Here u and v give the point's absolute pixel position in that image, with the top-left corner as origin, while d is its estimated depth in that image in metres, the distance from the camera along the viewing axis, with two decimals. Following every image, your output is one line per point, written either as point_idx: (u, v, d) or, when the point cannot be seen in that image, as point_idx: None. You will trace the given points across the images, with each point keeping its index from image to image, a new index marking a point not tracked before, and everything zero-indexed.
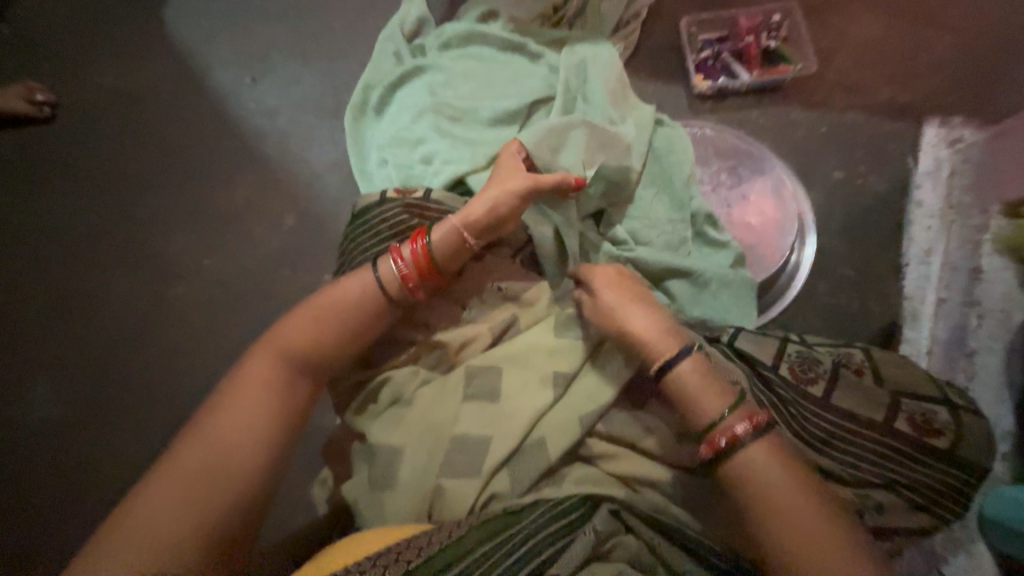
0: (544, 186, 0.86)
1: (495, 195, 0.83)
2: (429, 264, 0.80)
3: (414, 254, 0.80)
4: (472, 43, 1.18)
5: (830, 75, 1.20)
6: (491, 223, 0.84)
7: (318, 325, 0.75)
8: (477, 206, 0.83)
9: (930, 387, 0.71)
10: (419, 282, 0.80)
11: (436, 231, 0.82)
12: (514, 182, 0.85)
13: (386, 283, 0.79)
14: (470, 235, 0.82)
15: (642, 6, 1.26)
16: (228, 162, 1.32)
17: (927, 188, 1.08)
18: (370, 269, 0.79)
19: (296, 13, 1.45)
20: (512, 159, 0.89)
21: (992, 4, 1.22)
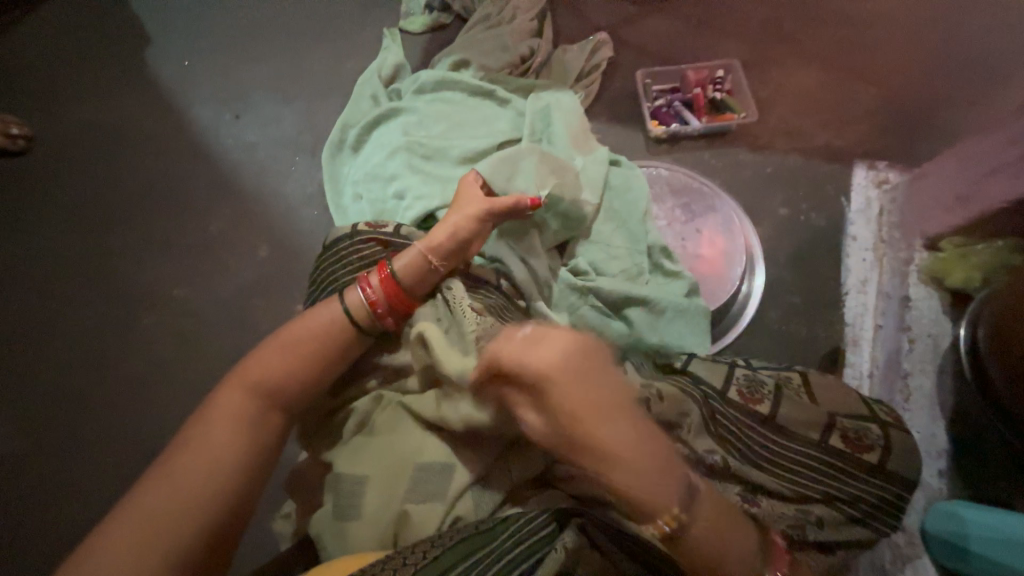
0: (500, 208, 0.94)
1: (456, 220, 0.91)
2: (397, 290, 0.85)
3: (382, 282, 0.85)
4: (444, 88, 1.27)
5: (772, 121, 1.31)
6: (455, 246, 0.90)
7: (291, 356, 0.77)
8: (439, 231, 0.89)
9: (860, 406, 0.77)
10: (388, 308, 0.84)
11: (400, 261, 0.87)
12: (473, 207, 0.93)
13: (356, 313, 0.82)
14: (434, 258, 0.88)
15: (601, 60, 1.40)
16: (203, 194, 1.34)
17: (860, 224, 1.18)
18: (339, 297, 0.83)
19: (280, 57, 1.53)
20: (469, 187, 0.98)
21: (913, 58, 1.35)
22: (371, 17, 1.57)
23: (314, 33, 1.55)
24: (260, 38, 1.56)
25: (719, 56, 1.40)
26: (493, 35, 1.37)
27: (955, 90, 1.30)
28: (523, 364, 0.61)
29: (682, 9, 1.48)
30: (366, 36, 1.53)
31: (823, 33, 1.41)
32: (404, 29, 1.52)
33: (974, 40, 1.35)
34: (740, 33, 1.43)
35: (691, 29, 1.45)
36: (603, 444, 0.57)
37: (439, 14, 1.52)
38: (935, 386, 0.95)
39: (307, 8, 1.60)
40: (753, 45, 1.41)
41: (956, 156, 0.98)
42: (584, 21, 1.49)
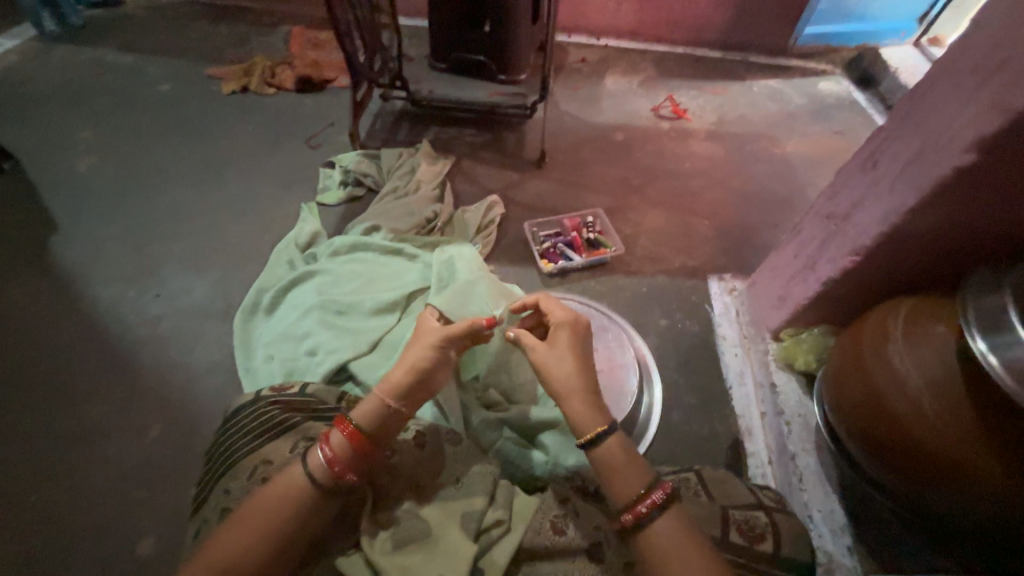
0: (455, 336, 0.92)
1: (414, 357, 0.89)
2: (358, 441, 0.81)
3: (343, 436, 0.81)
4: (357, 250, 1.42)
5: (638, 251, 1.60)
6: (414, 384, 0.87)
7: (237, 542, 0.71)
8: (397, 370, 0.87)
9: (749, 496, 0.84)
10: (348, 464, 0.79)
11: (360, 408, 0.85)
12: (427, 340, 0.91)
13: (315, 475, 0.77)
14: (395, 402, 0.85)
15: (495, 215, 1.66)
16: (93, 375, 1.26)
17: (726, 324, 1.40)
18: (300, 461, 0.79)
19: (198, 234, 1.62)
20: (425, 318, 0.98)
21: (727, 198, 1.79)
22: (290, 194, 1.77)
23: (234, 211, 1.70)
24: (179, 218, 1.67)
25: (588, 206, 1.75)
26: (400, 203, 1.60)
27: (761, 218, 1.72)
28: (554, 307, 0.97)
29: (554, 173, 1.86)
30: (285, 210, 1.71)
31: (662, 183, 1.83)
32: (320, 202, 1.72)
33: (762, 184, 1.85)
34: (601, 187, 1.81)
35: (563, 187, 1.81)
36: (551, 362, 0.88)
37: (353, 188, 1.75)
38: (818, 462, 1.06)
39: (229, 191, 1.77)
40: (612, 195, 1.78)
41: (769, 268, 1.27)
42: (478, 186, 1.81)
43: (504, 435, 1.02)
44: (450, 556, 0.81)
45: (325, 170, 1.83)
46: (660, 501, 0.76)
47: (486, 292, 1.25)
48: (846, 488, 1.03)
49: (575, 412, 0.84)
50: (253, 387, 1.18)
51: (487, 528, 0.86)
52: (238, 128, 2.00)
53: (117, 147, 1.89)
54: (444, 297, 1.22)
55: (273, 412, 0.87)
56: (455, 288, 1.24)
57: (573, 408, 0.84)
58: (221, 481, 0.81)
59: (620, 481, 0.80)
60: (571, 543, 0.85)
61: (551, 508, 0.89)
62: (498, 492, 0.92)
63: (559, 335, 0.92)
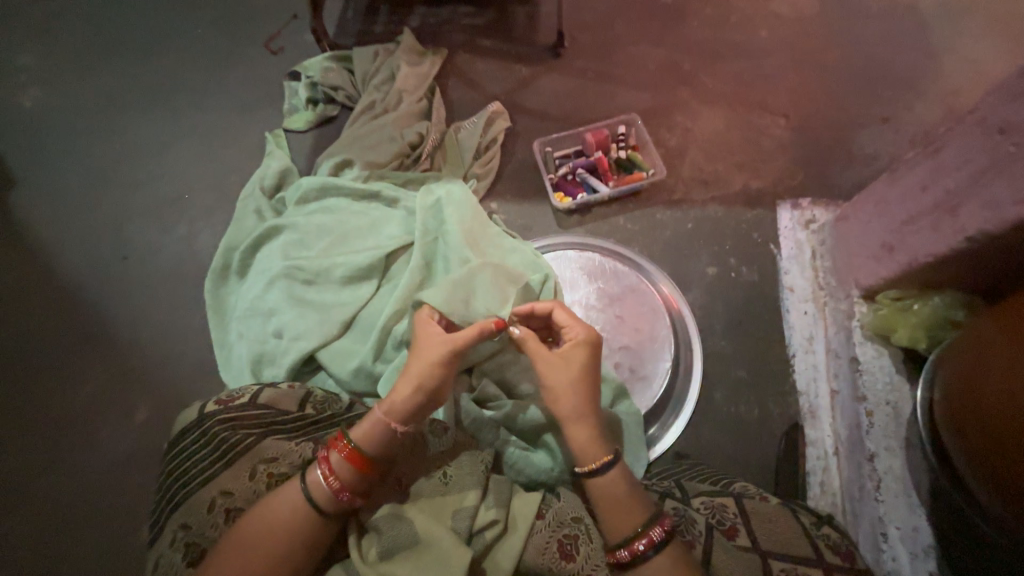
0: (466, 342, 0.76)
1: (417, 374, 0.73)
2: (365, 465, 0.68)
3: (345, 458, 0.68)
4: (328, 195, 1.15)
5: (685, 171, 1.22)
6: (420, 404, 0.72)
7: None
8: (402, 386, 0.72)
9: (805, 545, 0.67)
10: (358, 489, 0.67)
11: (360, 427, 0.71)
12: (431, 350, 0.75)
13: (314, 497, 0.65)
14: (398, 423, 0.71)
15: (498, 131, 1.30)
16: (71, 352, 1.17)
17: (795, 271, 1.07)
18: (299, 477, 0.66)
19: (158, 177, 1.40)
20: (425, 323, 0.81)
21: (817, 83, 1.29)
22: (252, 119, 1.46)
23: (194, 145, 1.44)
24: (135, 159, 1.43)
25: (620, 109, 1.32)
26: (377, 125, 1.27)
27: (864, 112, 1.24)
28: (571, 320, 0.80)
29: (575, 63, 1.40)
30: (249, 142, 1.43)
31: (725, 65, 1.34)
32: (288, 128, 1.41)
33: (874, 56, 1.31)
34: (638, 79, 1.35)
35: (588, 83, 1.37)
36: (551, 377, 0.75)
37: (324, 107, 1.42)
38: (905, 465, 0.84)
39: (183, 119, 1.48)
40: (653, 91, 1.33)
41: (874, 200, 0.89)
42: (477, 90, 1.40)
43: (501, 435, 0.84)
44: (440, 565, 0.63)
45: (289, 83, 1.48)
46: (658, 541, 0.64)
47: (491, 281, 0.93)
48: (936, 497, 0.83)
49: (581, 441, 0.72)
50: (226, 369, 1.05)
51: (482, 529, 0.68)
52: (184, 32, 1.62)
53: (54, 69, 1.59)
54: (441, 293, 0.89)
55: (223, 432, 0.71)
56: (453, 279, 0.91)
57: (576, 434, 0.72)
58: (176, 515, 0.67)
59: (615, 514, 0.68)
60: (583, 570, 0.66)
61: (563, 521, 0.69)
62: (492, 485, 0.72)
63: (572, 353, 0.77)
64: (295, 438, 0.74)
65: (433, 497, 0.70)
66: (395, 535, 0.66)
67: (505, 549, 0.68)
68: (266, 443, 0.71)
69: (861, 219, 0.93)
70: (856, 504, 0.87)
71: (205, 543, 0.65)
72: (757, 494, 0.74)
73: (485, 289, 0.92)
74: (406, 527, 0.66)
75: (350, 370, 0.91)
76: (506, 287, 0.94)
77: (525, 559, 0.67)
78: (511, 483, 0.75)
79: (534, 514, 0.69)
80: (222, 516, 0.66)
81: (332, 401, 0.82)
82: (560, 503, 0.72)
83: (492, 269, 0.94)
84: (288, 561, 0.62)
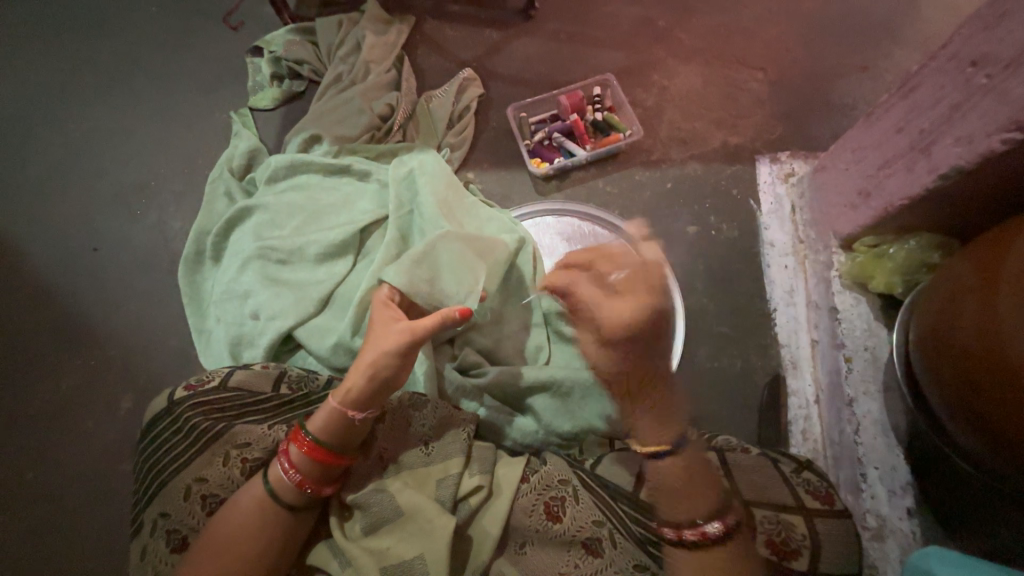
0: (427, 331, 0.71)
1: (368, 361, 0.68)
2: (324, 457, 0.66)
3: (303, 453, 0.66)
4: (297, 172, 1.11)
5: (663, 130, 1.20)
6: (375, 389, 0.68)
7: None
8: (356, 373, 0.68)
9: (786, 494, 0.67)
10: (322, 479, 0.67)
11: (317, 420, 0.68)
12: (387, 337, 0.70)
13: (280, 494, 0.65)
14: (352, 410, 0.67)
15: (470, 99, 1.26)
16: (48, 346, 1.15)
17: (775, 226, 1.07)
18: (262, 474, 0.66)
19: (122, 164, 1.35)
20: (383, 308, 0.76)
21: (795, 33, 1.26)
22: (216, 99, 1.41)
23: (157, 130, 1.38)
24: (96, 147, 1.37)
25: (595, 70, 1.29)
26: (345, 97, 1.23)
27: (843, 60, 1.22)
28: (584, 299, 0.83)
29: (547, 24, 1.35)
30: (214, 123, 1.37)
31: (700, 19, 1.30)
32: (254, 106, 1.36)
33: (852, 2, 1.28)
34: (613, 38, 1.31)
35: (561, 45, 1.33)
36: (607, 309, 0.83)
37: (290, 83, 1.37)
38: (883, 409, 0.85)
39: (145, 102, 1.42)
40: (628, 49, 1.29)
41: (850, 148, 0.88)
42: (448, 57, 1.35)
43: (484, 404, 0.84)
44: (425, 536, 0.64)
45: (252, 60, 1.42)
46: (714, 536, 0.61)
47: (458, 260, 0.87)
48: (916, 437, 0.84)
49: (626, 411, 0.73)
50: (206, 355, 1.03)
51: (466, 497, 0.68)
52: (137, 12, 1.54)
53: (5, 56, 1.51)
54: (401, 272, 0.83)
55: (193, 419, 0.69)
56: (415, 257, 0.85)
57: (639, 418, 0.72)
58: (154, 504, 0.66)
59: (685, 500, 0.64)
60: (569, 530, 0.66)
61: (550, 485, 0.69)
62: (476, 452, 0.72)
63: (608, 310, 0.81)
64: (269, 420, 0.72)
65: (415, 469, 0.70)
66: (380, 510, 0.66)
67: (490, 513, 0.68)
68: (237, 429, 0.69)
69: (838, 167, 0.92)
70: (838, 448, 0.87)
71: (185, 530, 0.64)
72: (737, 445, 0.72)
73: (450, 266, 0.86)
74: (389, 500, 0.66)
75: (328, 346, 0.89)
76: (476, 264, 0.88)
77: (514, 517, 0.68)
78: (496, 450, 0.75)
79: (519, 478, 0.70)
80: (200, 503, 0.65)
81: (309, 379, 0.79)
82: (546, 466, 0.72)
83: (461, 244, 0.89)
84: (268, 548, 0.63)
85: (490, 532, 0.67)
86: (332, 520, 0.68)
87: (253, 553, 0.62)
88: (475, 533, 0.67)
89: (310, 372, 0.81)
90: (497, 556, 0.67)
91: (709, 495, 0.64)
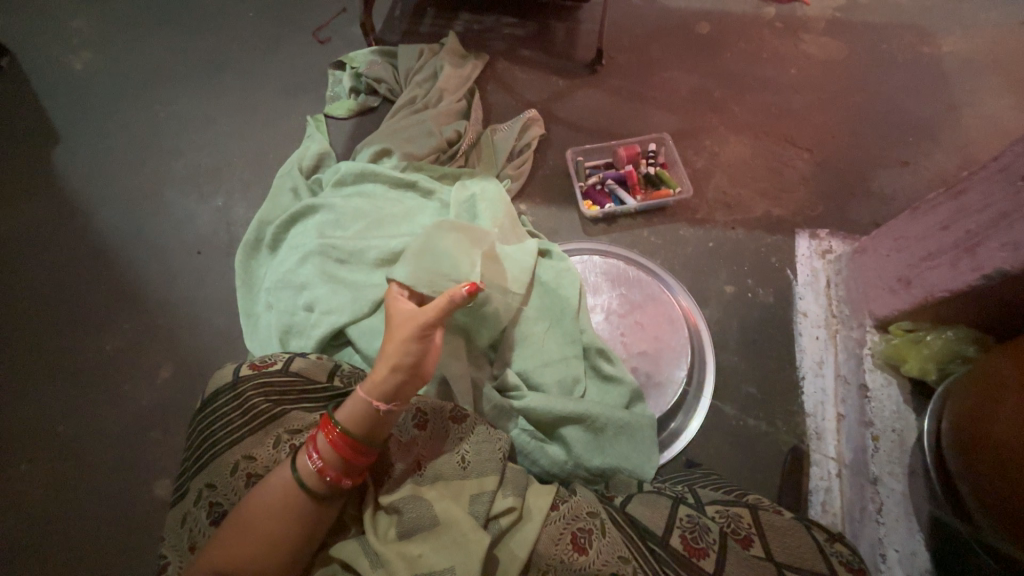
0: (438, 312, 0.74)
1: (391, 352, 0.71)
2: (349, 450, 0.66)
3: (331, 441, 0.66)
4: (366, 181, 1.19)
5: (710, 192, 1.27)
6: (399, 378, 0.69)
7: (220, 559, 0.59)
8: (379, 366, 0.70)
9: (818, 561, 0.68)
10: (345, 471, 0.66)
11: (345, 409, 0.69)
12: (402, 327, 0.73)
13: (305, 481, 0.65)
14: (376, 400, 0.68)
15: (532, 137, 1.34)
16: (100, 308, 1.19)
17: (809, 297, 1.11)
18: (290, 459, 0.67)
19: (197, 149, 1.44)
20: (395, 303, 0.80)
21: (841, 122, 1.34)
22: (295, 102, 1.51)
23: (235, 123, 1.48)
24: (176, 130, 1.47)
25: (650, 128, 1.38)
26: (418, 119, 1.32)
27: (885, 153, 1.30)
28: None
29: (611, 81, 1.46)
30: (289, 124, 1.47)
31: (753, 96, 1.40)
32: (329, 114, 1.46)
33: (897, 103, 1.37)
34: (671, 102, 1.41)
35: (622, 101, 1.42)
36: None
37: (366, 98, 1.47)
38: (907, 492, 0.87)
39: (229, 96, 1.52)
40: (684, 114, 1.39)
41: (892, 236, 0.94)
42: (515, 97, 1.46)
43: (519, 427, 0.86)
44: (458, 549, 0.65)
45: (334, 72, 1.53)
46: None
47: (454, 247, 0.92)
48: (942, 529, 0.84)
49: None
50: (252, 338, 1.07)
51: (497, 516, 0.70)
52: (236, 15, 1.68)
53: (110, 37, 1.64)
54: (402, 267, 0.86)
55: (253, 397, 0.71)
56: (415, 251, 0.89)
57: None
58: (202, 474, 0.68)
59: None
60: (593, 563, 0.66)
61: (578, 516, 0.70)
62: (509, 474, 0.74)
63: None
64: (321, 410, 0.74)
65: (450, 480, 0.72)
66: (417, 517, 0.68)
67: (519, 536, 0.69)
68: (290, 413, 0.71)
69: (879, 252, 0.97)
70: (857, 524, 0.89)
71: (226, 504, 0.66)
72: (770, 506, 0.75)
73: (448, 254, 0.91)
74: (427, 509, 0.68)
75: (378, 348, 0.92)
76: (472, 251, 0.94)
77: (541, 542, 0.68)
78: (527, 474, 0.77)
79: (550, 505, 0.72)
80: (244, 480, 0.67)
81: (360, 375, 0.82)
82: (575, 498, 0.74)
83: (455, 232, 0.95)
84: (294, 533, 0.63)
85: (517, 554, 0.67)
86: (366, 515, 0.69)
87: (277, 533, 0.62)
88: (501, 557, 0.68)
89: (360, 368, 0.84)
90: None
91: None
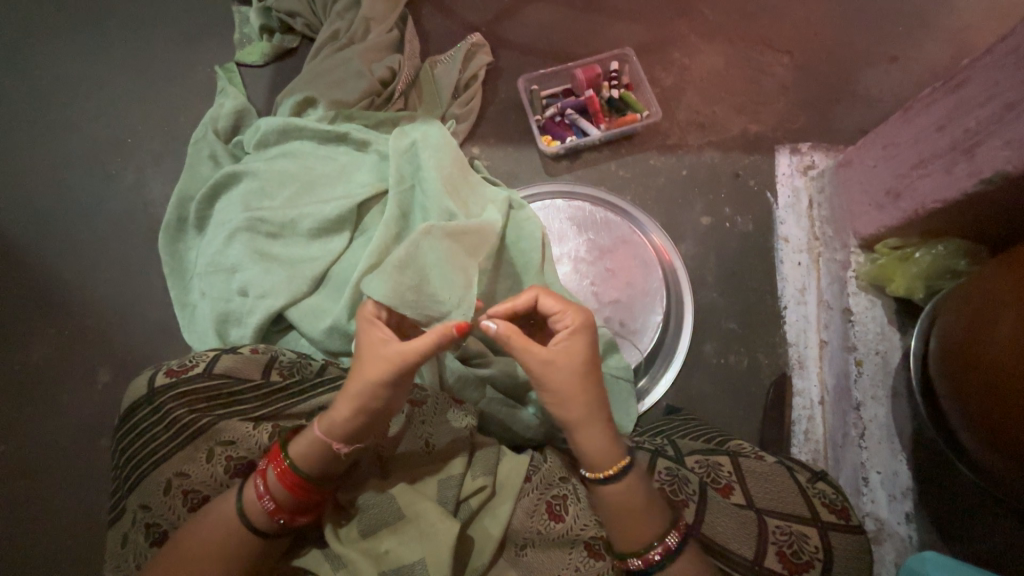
0: (419, 354, 0.60)
1: (357, 393, 0.60)
2: (299, 486, 0.60)
3: (279, 476, 0.60)
4: (290, 138, 1.01)
5: (682, 113, 1.13)
6: (363, 422, 0.61)
7: None
8: (342, 402, 0.61)
9: (799, 504, 0.66)
10: (296, 509, 0.61)
11: (300, 442, 0.62)
12: (373, 366, 0.60)
13: (250, 516, 0.60)
14: (336, 441, 0.61)
15: (478, 67, 1.17)
16: (13, 314, 1.06)
17: (791, 221, 1.04)
18: (237, 488, 0.62)
19: (93, 117, 1.22)
20: (369, 328, 0.64)
21: (824, 16, 1.19)
22: (199, 49, 1.28)
23: (133, 81, 1.25)
24: (63, 94, 1.23)
25: (612, 43, 1.20)
26: (342, 57, 1.11)
27: (871, 49, 1.16)
28: None
29: None
30: (196, 77, 1.26)
31: None
32: (241, 61, 1.25)
33: None
34: (634, 9, 1.22)
35: (578, 13, 1.23)
36: None
37: (281, 38, 1.25)
38: (889, 413, 0.86)
39: (115, 45, 1.28)
40: (648, 22, 1.21)
41: (880, 143, 0.84)
42: (455, 19, 1.25)
43: (487, 396, 0.80)
44: (427, 540, 0.60)
45: (239, 9, 1.30)
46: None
47: (445, 258, 0.77)
48: (918, 444, 0.85)
49: (590, 447, 0.61)
50: (190, 331, 0.96)
51: (468, 498, 0.65)
52: None
53: None
54: (385, 281, 0.71)
55: (177, 411, 0.65)
56: (398, 263, 0.74)
57: (585, 441, 0.61)
58: (135, 494, 0.64)
59: (733, 533, 0.63)
60: (571, 529, 0.63)
61: (551, 484, 0.66)
62: (479, 452, 0.69)
63: None
64: (255, 415, 0.67)
65: (418, 467, 0.67)
66: (380, 513, 0.63)
67: (491, 514, 0.65)
68: (216, 424, 0.65)
69: (867, 163, 0.88)
70: (839, 449, 0.89)
71: (165, 525, 0.62)
72: (751, 452, 0.72)
73: (437, 267, 0.76)
74: (391, 503, 0.63)
75: (322, 329, 0.84)
76: (467, 265, 0.78)
77: (515, 520, 0.64)
78: (500, 446, 0.71)
79: (522, 478, 0.67)
80: (181, 498, 0.63)
81: (302, 365, 0.74)
82: (547, 464, 0.69)
83: (449, 240, 0.79)
84: (250, 542, 0.60)
85: (492, 532, 0.64)
86: (326, 525, 0.64)
87: (234, 544, 0.59)
88: (476, 538, 0.64)
89: (302, 356, 0.76)
90: (494, 561, 0.63)
91: (751, 543, 0.62)
